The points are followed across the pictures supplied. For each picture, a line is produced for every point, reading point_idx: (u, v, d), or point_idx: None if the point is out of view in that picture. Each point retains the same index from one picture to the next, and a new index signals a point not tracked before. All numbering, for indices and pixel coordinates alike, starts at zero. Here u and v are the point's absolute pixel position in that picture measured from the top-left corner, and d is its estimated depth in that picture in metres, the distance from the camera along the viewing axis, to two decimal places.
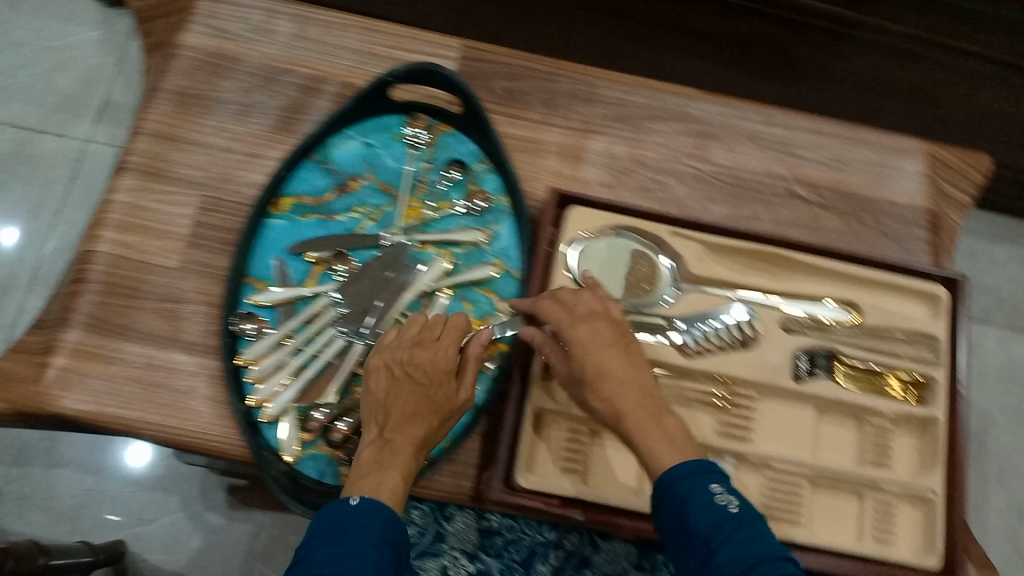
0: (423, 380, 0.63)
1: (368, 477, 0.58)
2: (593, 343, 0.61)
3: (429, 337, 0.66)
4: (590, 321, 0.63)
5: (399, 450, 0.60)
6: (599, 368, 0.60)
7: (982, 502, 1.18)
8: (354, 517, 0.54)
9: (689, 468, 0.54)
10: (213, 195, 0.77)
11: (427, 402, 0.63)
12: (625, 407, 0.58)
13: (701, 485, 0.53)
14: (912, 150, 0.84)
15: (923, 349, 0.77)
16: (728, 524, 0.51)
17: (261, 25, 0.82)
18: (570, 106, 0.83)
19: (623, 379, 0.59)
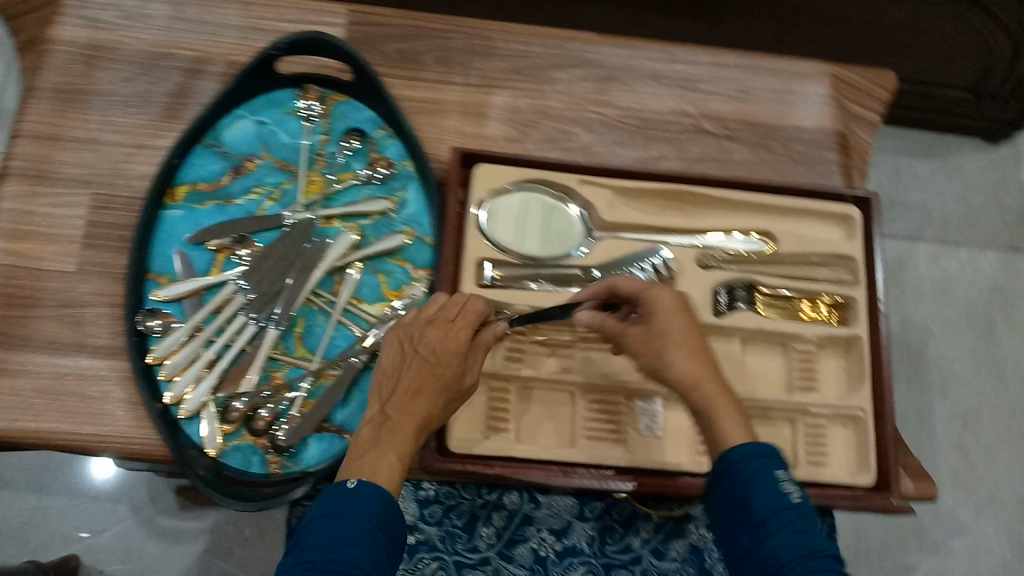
0: (432, 359, 0.57)
1: (363, 458, 0.53)
2: (665, 308, 0.59)
3: (443, 315, 0.59)
4: (660, 288, 0.60)
5: (398, 431, 0.54)
6: (674, 334, 0.58)
7: (926, 415, 1.21)
8: (349, 501, 0.50)
9: (760, 449, 0.53)
10: (104, 193, 0.74)
11: (434, 381, 0.56)
12: (697, 377, 0.56)
13: (770, 469, 0.52)
14: (815, 73, 0.84)
15: (840, 271, 0.78)
16: (788, 514, 0.51)
17: (135, 10, 0.79)
18: (468, 62, 0.81)
19: (690, 348, 0.57)
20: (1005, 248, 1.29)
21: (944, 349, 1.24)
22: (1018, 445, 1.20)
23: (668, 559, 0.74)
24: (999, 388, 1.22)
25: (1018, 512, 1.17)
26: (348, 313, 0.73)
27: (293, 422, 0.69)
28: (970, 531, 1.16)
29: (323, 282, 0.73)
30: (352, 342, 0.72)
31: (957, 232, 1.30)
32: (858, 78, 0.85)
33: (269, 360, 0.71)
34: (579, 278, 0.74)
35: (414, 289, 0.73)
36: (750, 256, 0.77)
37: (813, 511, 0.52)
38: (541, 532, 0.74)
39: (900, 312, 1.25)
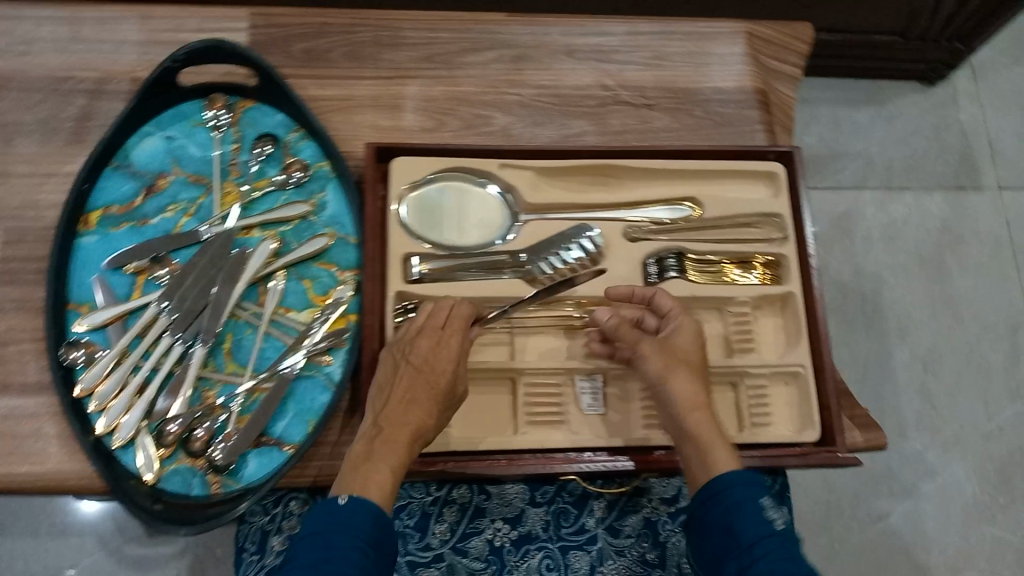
0: (422, 369, 0.61)
1: (358, 469, 0.56)
2: (682, 336, 0.65)
3: (432, 325, 0.63)
4: (687, 318, 0.66)
5: (393, 443, 0.57)
6: (687, 360, 0.64)
7: (886, 361, 1.21)
8: (342, 518, 0.53)
9: (746, 478, 0.57)
10: (16, 226, 0.73)
11: (425, 390, 0.60)
12: (694, 402, 0.62)
13: (754, 496, 0.56)
14: (728, 32, 0.84)
15: (770, 230, 0.78)
16: (773, 539, 0.54)
17: (30, 35, 0.77)
18: (377, 55, 0.80)
19: (699, 375, 0.64)
20: (950, 188, 1.29)
21: (898, 296, 1.25)
22: (981, 384, 1.20)
23: (623, 535, 0.74)
24: (956, 329, 1.23)
25: (985, 449, 1.17)
26: (276, 324, 0.72)
27: (230, 441, 0.67)
28: (939, 473, 1.17)
29: (246, 293, 0.72)
30: (283, 351, 0.70)
31: (902, 177, 1.30)
32: (774, 33, 0.86)
33: (200, 379, 0.69)
34: (508, 263, 0.74)
35: (341, 292, 0.72)
36: (679, 223, 0.77)
37: (797, 539, 0.55)
38: (495, 522, 0.73)
39: (852, 261, 1.26)
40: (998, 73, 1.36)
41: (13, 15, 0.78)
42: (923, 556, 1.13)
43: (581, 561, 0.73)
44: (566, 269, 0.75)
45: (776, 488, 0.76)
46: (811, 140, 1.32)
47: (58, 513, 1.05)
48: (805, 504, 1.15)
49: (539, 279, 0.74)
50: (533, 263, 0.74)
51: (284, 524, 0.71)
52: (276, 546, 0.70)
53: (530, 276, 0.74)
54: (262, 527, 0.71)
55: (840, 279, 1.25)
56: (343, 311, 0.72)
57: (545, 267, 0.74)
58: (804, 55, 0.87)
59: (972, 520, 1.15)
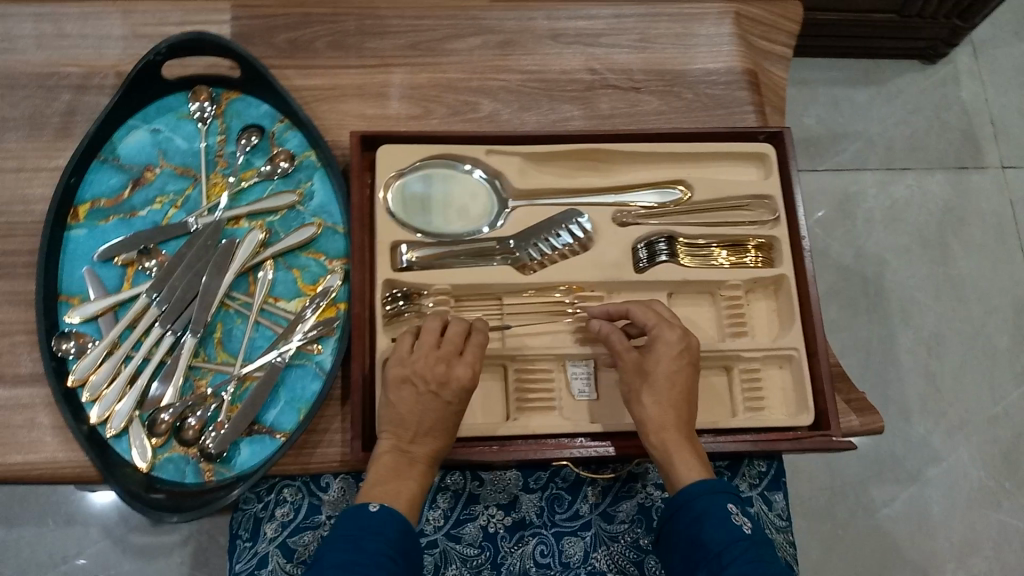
0: (451, 401, 0.59)
1: (387, 486, 0.57)
2: (662, 352, 0.63)
3: (452, 352, 0.60)
4: (667, 332, 0.64)
5: (418, 465, 0.59)
6: (659, 377, 0.62)
7: (889, 344, 1.20)
8: (370, 524, 0.55)
9: (710, 485, 0.58)
10: (5, 220, 0.73)
11: (449, 417, 0.60)
12: (664, 424, 0.61)
13: (719, 503, 0.57)
14: (716, 13, 0.84)
15: (763, 212, 0.77)
16: (740, 544, 0.54)
17: (12, 32, 0.78)
18: (361, 43, 0.80)
19: (672, 395, 0.62)
20: (952, 169, 1.28)
21: (902, 278, 1.23)
22: (985, 366, 1.19)
23: (617, 521, 0.73)
24: (960, 312, 1.21)
25: (990, 433, 1.16)
26: (266, 313, 0.72)
27: (222, 429, 0.67)
28: (945, 458, 1.16)
29: (236, 283, 0.72)
30: (273, 341, 0.70)
31: (903, 158, 1.28)
32: (763, 12, 0.86)
33: (191, 369, 0.69)
34: (496, 249, 0.73)
35: (329, 281, 0.72)
36: (668, 206, 0.76)
37: (766, 542, 0.55)
38: (489, 508, 0.73)
39: (853, 244, 1.25)
40: (999, 49, 1.35)
41: None
42: (929, 541, 1.12)
43: (575, 547, 0.72)
44: (556, 255, 0.74)
45: (771, 473, 0.75)
46: (811, 122, 1.31)
47: (64, 503, 1.06)
48: (808, 490, 1.14)
49: (528, 266, 0.73)
50: (522, 250, 0.73)
51: (277, 511, 0.71)
52: (270, 534, 0.70)
53: (519, 262, 0.73)
54: (255, 514, 0.71)
55: (841, 262, 1.24)
56: (332, 299, 0.72)
57: (534, 253, 0.73)
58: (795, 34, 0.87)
59: (978, 505, 1.14)
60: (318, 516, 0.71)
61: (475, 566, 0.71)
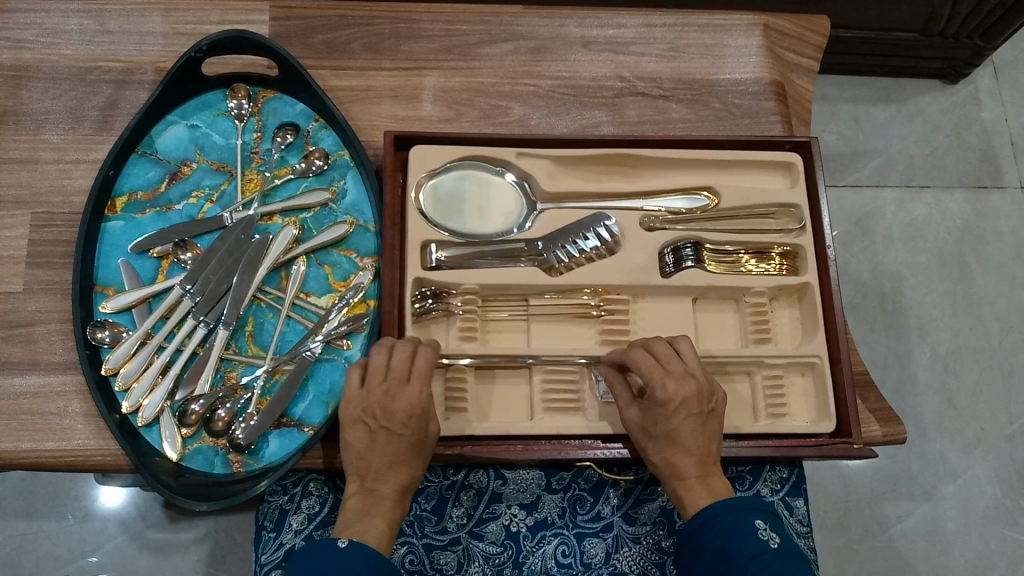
0: (402, 431, 0.59)
1: (353, 529, 0.58)
2: (664, 411, 0.62)
3: (397, 382, 0.60)
4: (662, 387, 0.62)
5: (386, 500, 0.59)
6: (664, 434, 0.62)
7: (906, 360, 1.20)
8: (338, 559, 0.55)
9: (740, 502, 0.58)
10: (43, 210, 0.75)
11: (408, 449, 0.60)
12: (679, 474, 0.61)
13: (747, 519, 0.57)
14: (744, 25, 0.86)
15: (789, 221, 0.78)
16: (767, 557, 0.54)
17: (57, 27, 0.80)
18: (396, 47, 0.82)
19: (679, 449, 0.61)
20: (971, 187, 1.29)
21: (919, 294, 1.24)
22: (1001, 385, 1.19)
23: (639, 523, 0.73)
24: (977, 331, 1.22)
25: (1005, 450, 1.16)
26: (296, 308, 0.72)
27: (251, 421, 0.67)
28: (960, 475, 1.15)
29: (269, 278, 0.73)
30: (304, 335, 0.71)
31: (923, 175, 1.29)
32: (790, 25, 0.88)
33: (222, 360, 0.70)
34: (524, 252, 0.74)
35: (361, 278, 0.73)
36: (696, 213, 0.77)
37: (795, 554, 0.55)
38: (511, 508, 0.73)
39: (871, 259, 1.25)
40: (1018, 71, 1.36)
41: (41, 7, 0.80)
42: (943, 559, 1.12)
43: (597, 548, 0.72)
44: (583, 257, 0.74)
45: (792, 479, 0.76)
46: (832, 137, 1.32)
47: (83, 497, 1.06)
48: (823, 504, 1.15)
49: (555, 268, 0.74)
50: (550, 252, 0.74)
51: (303, 504, 0.72)
52: (294, 526, 0.71)
53: (546, 264, 0.74)
54: (281, 506, 0.72)
55: (859, 278, 1.25)
56: (363, 295, 0.73)
57: (561, 256, 0.74)
58: (821, 49, 0.89)
59: (992, 523, 1.13)
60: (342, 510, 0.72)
61: (497, 564, 0.71)
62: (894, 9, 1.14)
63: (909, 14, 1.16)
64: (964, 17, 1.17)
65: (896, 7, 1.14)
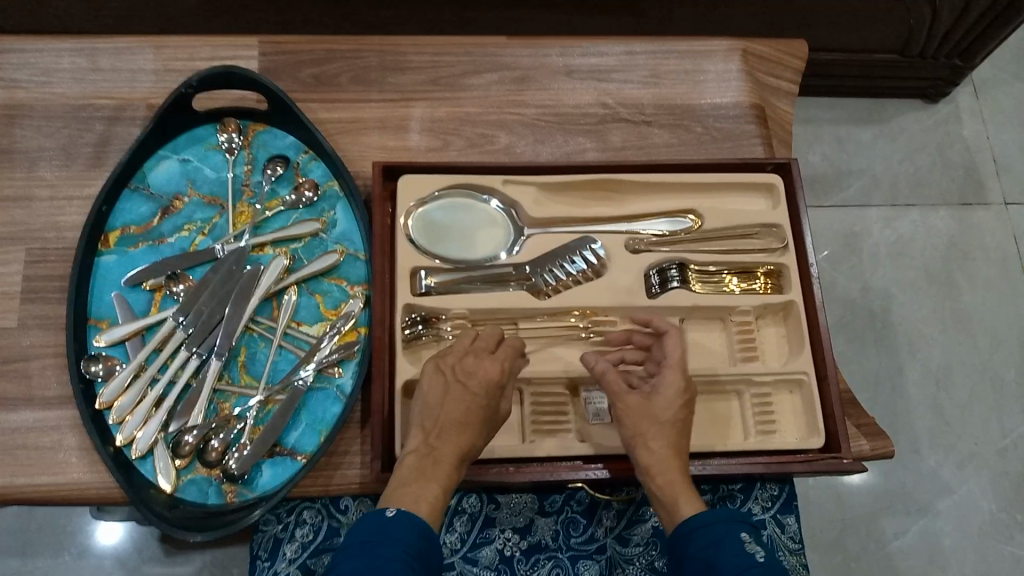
0: (478, 392, 0.57)
1: (408, 487, 0.53)
2: (669, 393, 0.61)
3: (483, 347, 0.60)
4: (672, 373, 0.62)
5: (444, 464, 0.55)
6: (668, 419, 0.61)
7: (898, 376, 1.21)
8: (387, 529, 0.50)
9: (727, 515, 0.56)
10: (37, 247, 0.76)
11: (478, 415, 0.57)
12: (669, 466, 0.59)
13: (734, 532, 0.54)
14: (723, 50, 0.88)
15: (770, 240, 0.79)
16: (750, 569, 0.50)
17: (50, 67, 0.82)
18: (383, 79, 0.84)
19: (677, 439, 0.60)
20: (956, 204, 1.31)
21: (908, 311, 1.25)
22: (992, 400, 1.20)
23: (632, 544, 0.74)
24: (966, 345, 1.23)
25: (999, 464, 1.17)
26: (289, 337, 0.73)
27: (244, 450, 0.68)
28: (954, 491, 1.16)
29: (260, 308, 0.74)
30: (295, 363, 0.72)
31: (908, 193, 1.31)
32: (769, 50, 0.90)
33: (215, 392, 0.70)
34: (512, 275, 0.75)
35: (351, 306, 0.74)
36: (680, 234, 0.78)
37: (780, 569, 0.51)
38: (505, 532, 0.73)
39: (859, 276, 1.27)
40: (998, 89, 1.39)
41: (35, 48, 0.82)
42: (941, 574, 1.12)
43: (590, 570, 0.73)
44: (570, 280, 0.76)
45: (783, 496, 0.76)
46: (817, 158, 1.34)
47: (79, 532, 1.06)
48: (820, 523, 1.15)
49: (544, 291, 0.75)
50: (538, 275, 0.75)
51: (297, 532, 0.72)
52: (289, 554, 0.72)
53: (535, 287, 0.75)
54: (275, 535, 0.73)
55: (848, 295, 1.26)
56: (354, 324, 0.73)
57: (549, 279, 0.75)
58: (799, 72, 0.91)
59: (989, 538, 1.14)
60: (336, 537, 0.72)
61: None
62: (870, 31, 1.16)
63: (886, 36, 1.18)
64: (940, 37, 1.19)
65: (872, 30, 1.16)
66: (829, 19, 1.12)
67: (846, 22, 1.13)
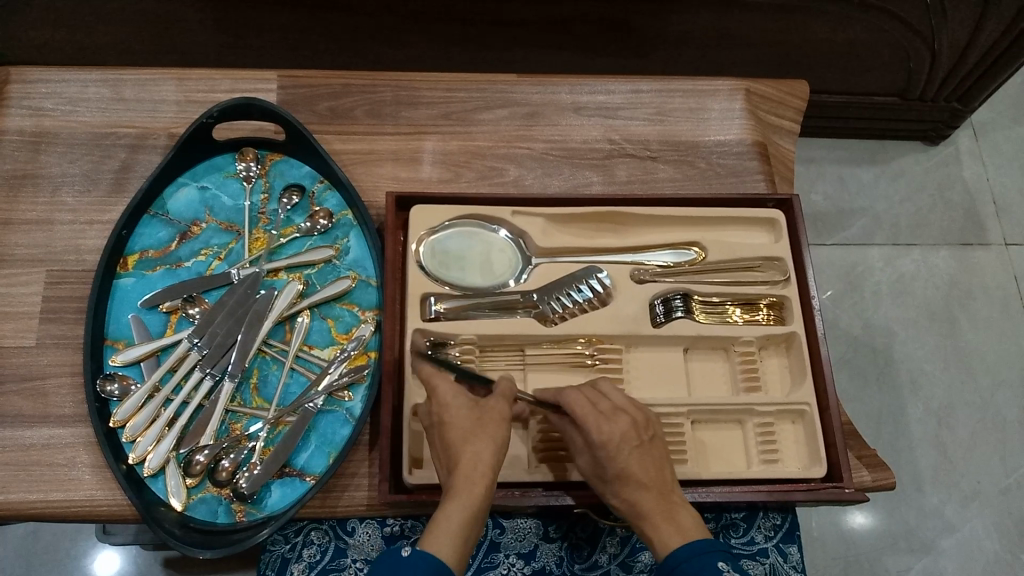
0: (444, 415, 0.59)
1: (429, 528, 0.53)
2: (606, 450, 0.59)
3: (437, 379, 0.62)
4: (599, 427, 0.60)
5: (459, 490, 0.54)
6: (614, 472, 0.59)
7: (900, 413, 1.22)
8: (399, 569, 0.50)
9: (697, 547, 0.55)
10: (56, 269, 0.78)
11: (461, 429, 0.57)
12: (643, 506, 0.58)
13: (709, 563, 0.53)
14: (726, 90, 0.91)
15: (774, 273, 0.80)
16: None
17: (77, 96, 0.85)
18: (397, 112, 0.87)
19: (642, 478, 0.58)
20: (956, 244, 1.33)
21: (910, 349, 1.26)
22: (995, 438, 1.20)
23: (635, 571, 0.74)
24: (968, 384, 1.23)
25: (1003, 503, 1.17)
26: (300, 360, 0.75)
27: (254, 470, 0.69)
28: (958, 528, 1.16)
29: (273, 331, 0.75)
30: (307, 386, 0.73)
31: (909, 233, 1.33)
32: (771, 90, 0.93)
33: (227, 412, 0.72)
34: (520, 303, 0.77)
35: (362, 330, 0.75)
36: (684, 265, 0.80)
37: None
38: (510, 557, 0.74)
39: (861, 314, 1.28)
40: (996, 132, 1.41)
41: (63, 78, 0.85)
42: None
43: None
44: (577, 308, 0.77)
45: (786, 526, 0.77)
46: (819, 197, 1.37)
47: (82, 557, 1.09)
48: (823, 559, 1.15)
49: (550, 318, 0.77)
50: (544, 304, 0.77)
51: (304, 552, 0.73)
52: (296, 574, 0.72)
53: (541, 315, 0.76)
54: (283, 555, 0.74)
55: (850, 333, 1.27)
56: (364, 347, 0.75)
57: (556, 308, 0.77)
58: (800, 112, 0.93)
59: None
60: (343, 559, 0.73)
61: None
62: (868, 74, 1.20)
63: (885, 79, 1.21)
64: (939, 82, 1.23)
65: (870, 72, 1.19)
66: (828, 61, 1.15)
67: (845, 64, 1.16)
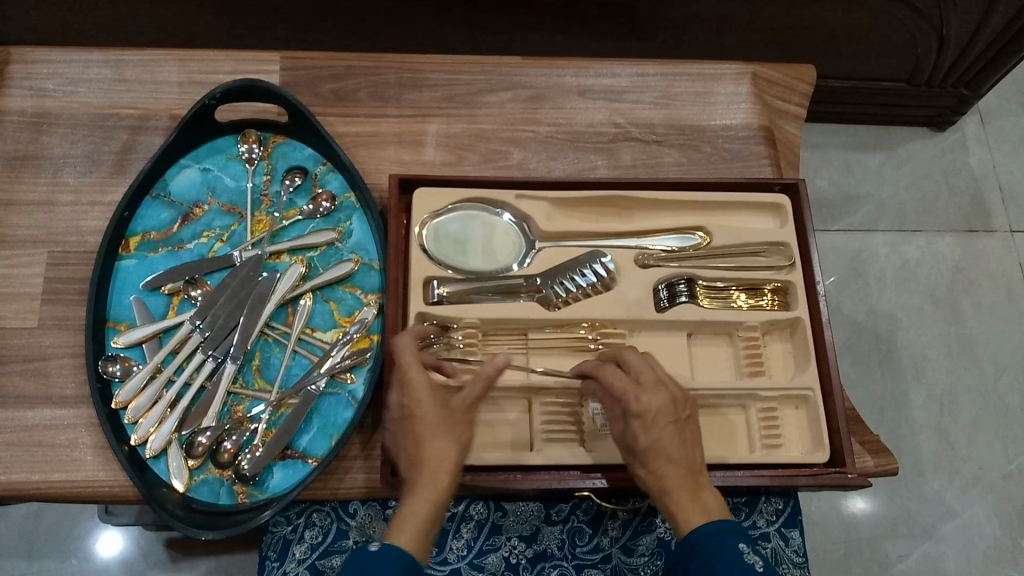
0: (411, 404, 0.58)
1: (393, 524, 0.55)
2: (642, 422, 0.59)
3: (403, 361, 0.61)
4: (642, 397, 0.60)
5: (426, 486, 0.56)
6: (647, 445, 0.59)
7: (903, 400, 1.22)
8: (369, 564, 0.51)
9: (719, 526, 0.55)
10: (58, 250, 0.78)
11: (430, 422, 0.57)
12: (673, 483, 0.57)
13: (730, 543, 0.54)
14: (733, 74, 0.90)
15: (777, 257, 0.79)
16: None
17: (79, 76, 0.84)
18: (400, 95, 0.86)
19: (672, 454, 0.58)
20: (962, 231, 1.32)
21: (914, 336, 1.26)
22: (997, 425, 1.20)
23: (637, 554, 0.74)
24: (971, 370, 1.23)
25: (1004, 489, 1.17)
26: (302, 343, 0.75)
27: (256, 452, 0.69)
28: (958, 514, 1.16)
29: (275, 314, 0.75)
30: (308, 369, 0.73)
31: (914, 220, 1.33)
32: (778, 74, 0.92)
33: (229, 394, 0.72)
34: (523, 287, 0.76)
35: (365, 313, 0.75)
36: (688, 250, 0.80)
37: None
38: (511, 539, 0.74)
39: (865, 301, 1.28)
40: (1004, 118, 1.40)
41: (64, 58, 0.85)
42: None
43: None
44: (579, 293, 0.77)
45: (787, 510, 0.77)
46: (824, 183, 1.36)
47: (84, 537, 1.09)
48: (824, 545, 1.15)
49: (554, 302, 0.76)
50: (547, 288, 0.76)
51: (306, 534, 0.73)
52: (298, 555, 0.73)
53: (545, 299, 0.76)
54: (285, 536, 0.74)
55: (854, 320, 1.27)
56: (367, 331, 0.75)
57: (561, 292, 0.76)
58: (807, 96, 0.92)
59: (992, 562, 1.13)
60: (345, 540, 0.73)
61: None
62: (874, 59, 1.19)
63: (892, 64, 1.20)
64: (946, 68, 1.22)
65: (876, 58, 1.18)
66: (834, 47, 1.14)
67: (851, 49, 1.15)
